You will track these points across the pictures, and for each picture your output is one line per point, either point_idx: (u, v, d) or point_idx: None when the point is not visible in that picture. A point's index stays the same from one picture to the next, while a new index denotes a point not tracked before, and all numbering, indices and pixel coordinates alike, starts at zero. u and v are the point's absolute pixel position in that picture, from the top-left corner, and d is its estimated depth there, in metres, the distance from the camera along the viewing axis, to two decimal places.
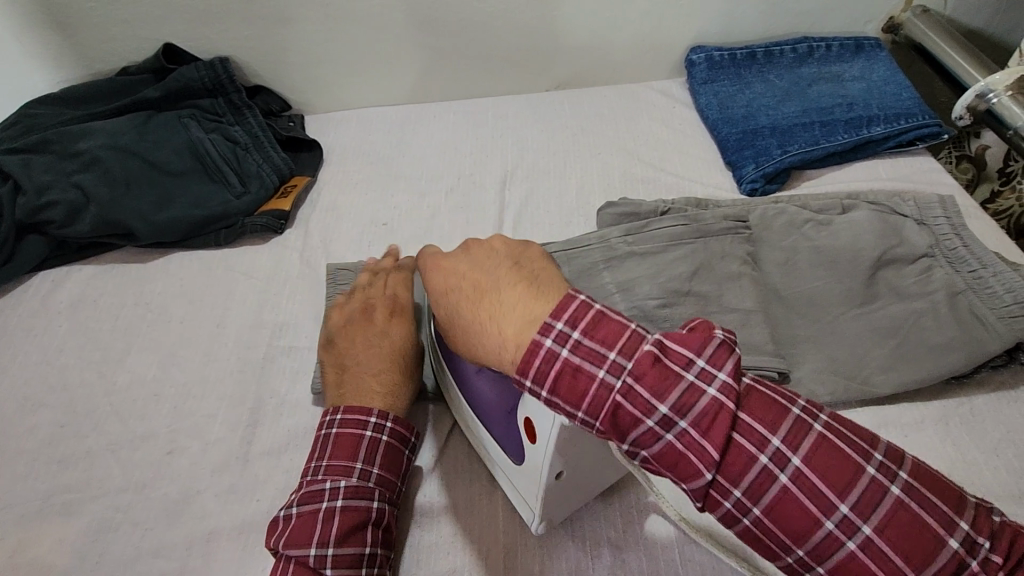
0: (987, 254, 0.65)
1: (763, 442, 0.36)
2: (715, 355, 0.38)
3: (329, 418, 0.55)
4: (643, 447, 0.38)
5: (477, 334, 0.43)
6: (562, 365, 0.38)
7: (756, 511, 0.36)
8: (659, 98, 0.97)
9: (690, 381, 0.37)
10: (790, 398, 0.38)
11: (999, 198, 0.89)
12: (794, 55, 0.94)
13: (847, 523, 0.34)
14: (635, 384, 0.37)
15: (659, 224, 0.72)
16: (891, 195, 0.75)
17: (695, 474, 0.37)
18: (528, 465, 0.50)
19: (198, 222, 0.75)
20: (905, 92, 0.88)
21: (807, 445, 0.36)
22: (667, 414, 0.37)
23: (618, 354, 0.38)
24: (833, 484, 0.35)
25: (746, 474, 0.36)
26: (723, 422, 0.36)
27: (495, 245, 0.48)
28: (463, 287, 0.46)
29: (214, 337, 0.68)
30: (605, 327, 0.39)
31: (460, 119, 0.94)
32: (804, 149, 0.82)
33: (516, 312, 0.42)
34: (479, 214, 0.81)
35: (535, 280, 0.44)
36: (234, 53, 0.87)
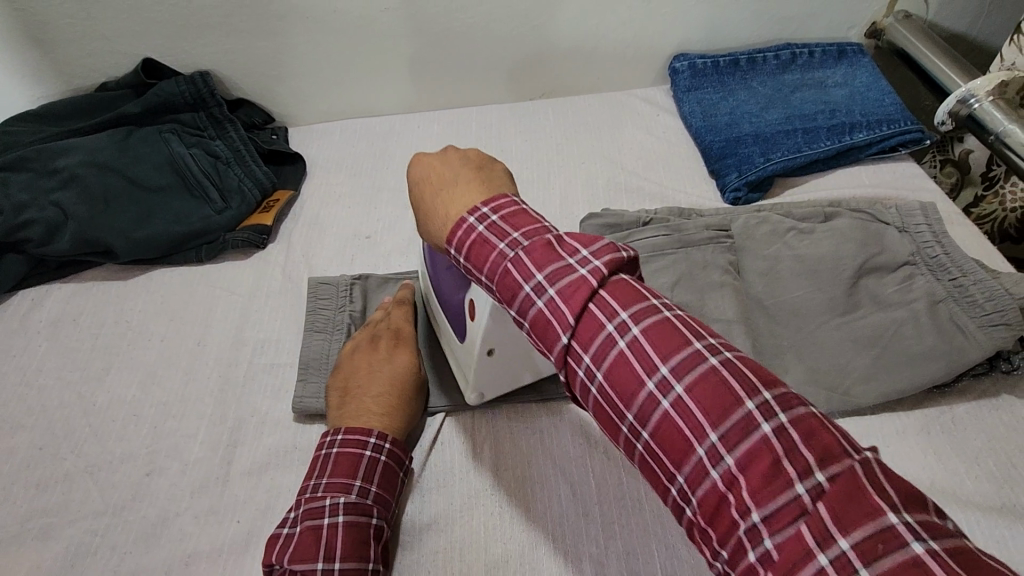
0: (967, 262, 0.65)
1: (613, 311, 0.36)
2: (599, 247, 0.39)
3: (329, 439, 0.54)
4: (520, 315, 0.39)
5: (430, 218, 0.47)
6: (474, 236, 0.42)
7: (598, 375, 0.36)
8: (643, 106, 0.97)
9: (567, 260, 0.38)
10: (655, 293, 0.38)
11: (983, 202, 0.89)
12: (777, 61, 0.94)
13: (666, 386, 0.33)
14: (522, 254, 0.39)
15: (642, 236, 0.72)
16: (873, 203, 0.75)
17: (554, 339, 0.37)
18: (468, 342, 0.58)
19: (179, 239, 0.75)
20: (888, 98, 0.88)
21: (653, 321, 0.35)
22: (540, 281, 0.38)
23: (520, 233, 0.41)
24: (662, 350, 0.34)
25: (592, 339, 0.36)
26: (584, 290, 0.37)
27: (468, 151, 0.50)
28: (428, 178, 0.48)
29: (195, 354, 0.67)
30: (519, 216, 0.42)
31: (444, 129, 0.94)
32: (786, 156, 0.82)
33: (465, 200, 0.45)
34: None
35: (491, 182, 0.46)
36: (215, 67, 0.86)
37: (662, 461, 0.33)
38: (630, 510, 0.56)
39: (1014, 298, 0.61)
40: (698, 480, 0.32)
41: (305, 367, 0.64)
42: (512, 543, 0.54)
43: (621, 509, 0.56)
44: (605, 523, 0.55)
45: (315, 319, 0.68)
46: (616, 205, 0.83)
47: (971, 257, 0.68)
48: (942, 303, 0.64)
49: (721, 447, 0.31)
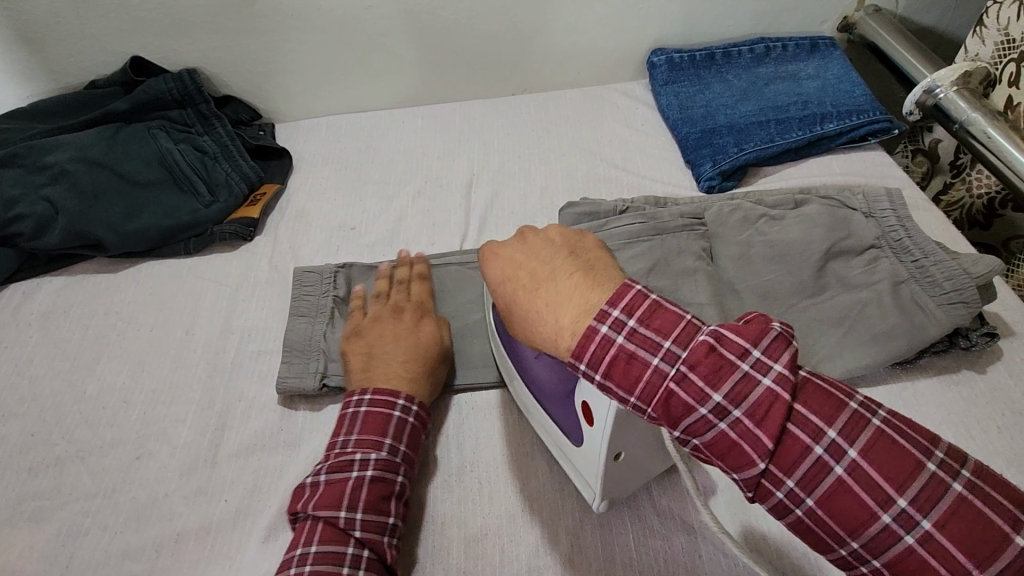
0: (928, 244, 0.68)
1: (817, 432, 0.36)
2: (770, 347, 0.38)
3: (357, 398, 0.58)
4: (695, 435, 0.39)
5: (537, 321, 0.45)
6: (618, 351, 0.40)
7: (809, 502, 0.36)
8: (622, 99, 0.99)
9: (745, 372, 0.38)
10: (848, 393, 0.38)
11: (952, 189, 0.92)
12: (752, 55, 0.96)
13: (904, 516, 0.34)
14: (690, 371, 0.38)
15: (618, 223, 0.74)
16: (842, 190, 0.77)
17: (749, 464, 0.37)
18: (587, 447, 0.53)
19: (167, 232, 0.77)
20: (858, 89, 0.91)
21: (865, 438, 0.36)
22: (721, 403, 0.38)
23: (673, 343, 0.39)
24: (891, 477, 0.35)
25: (798, 464, 0.36)
26: (777, 412, 0.37)
27: (552, 233, 0.50)
28: (518, 277, 0.48)
29: (184, 343, 0.69)
30: (661, 317, 0.40)
31: (428, 124, 0.96)
32: (759, 147, 0.84)
33: (575, 299, 0.43)
34: (445, 217, 0.83)
35: (595, 270, 0.46)
36: (200, 65, 0.88)
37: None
38: None
39: (971, 277, 0.63)
40: None
41: (289, 351, 0.66)
42: (491, 515, 0.57)
43: None
44: (579, 497, 0.57)
45: (300, 304, 0.70)
46: (595, 195, 0.85)
47: (934, 240, 0.70)
48: (904, 285, 0.66)
49: None
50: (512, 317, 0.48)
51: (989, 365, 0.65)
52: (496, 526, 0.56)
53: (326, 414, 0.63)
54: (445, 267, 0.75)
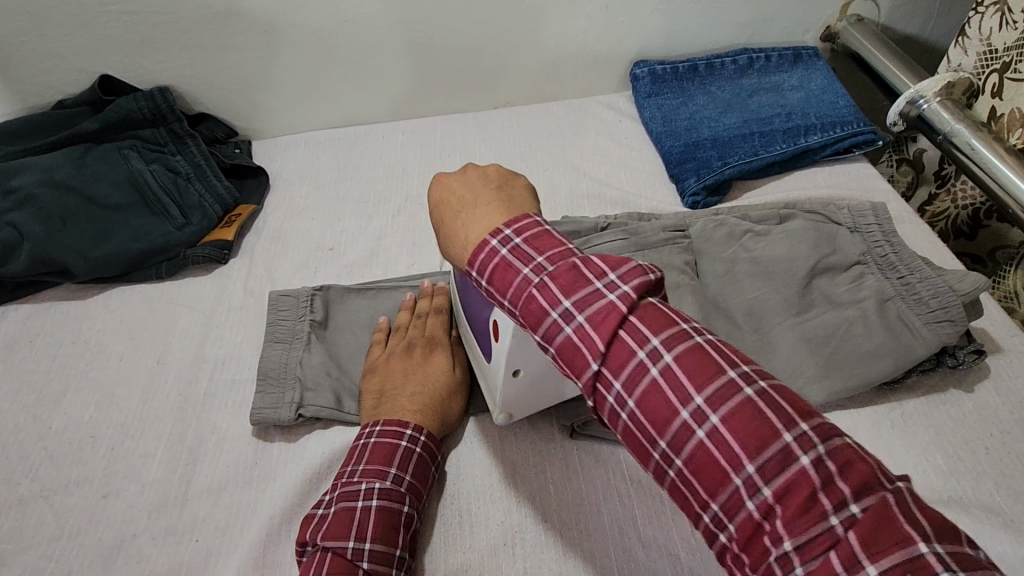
0: (914, 261, 0.67)
1: (643, 339, 0.37)
2: (626, 271, 0.40)
3: (367, 430, 0.57)
4: (548, 341, 0.41)
5: (450, 239, 0.49)
6: (500, 260, 0.43)
7: (630, 404, 0.37)
8: (605, 112, 0.98)
9: (595, 285, 0.40)
10: (683, 319, 0.39)
11: (937, 200, 0.91)
12: (734, 66, 0.95)
13: (699, 413, 0.35)
14: (549, 281, 0.41)
15: (601, 240, 0.73)
16: (826, 204, 0.76)
17: (583, 366, 0.39)
18: (494, 363, 0.57)
19: (139, 256, 0.75)
20: (841, 100, 0.90)
21: (683, 347, 0.37)
22: (568, 307, 0.39)
23: (544, 258, 0.42)
24: (695, 378, 0.35)
25: (624, 366, 0.37)
26: (612, 318, 0.38)
27: (489, 168, 0.52)
28: (449, 201, 0.50)
29: (155, 373, 0.67)
30: (543, 239, 0.43)
31: (409, 139, 0.95)
32: (743, 160, 0.83)
33: (484, 222, 0.46)
34: (425, 235, 0.81)
35: (509, 201, 0.48)
36: (173, 82, 0.86)
37: (695, 489, 0.35)
38: (585, 517, 0.56)
39: (957, 294, 0.63)
40: (734, 508, 0.33)
41: (264, 378, 0.64)
42: (472, 550, 0.55)
43: (578, 517, 0.56)
44: (561, 529, 0.56)
45: (275, 329, 0.68)
46: (578, 211, 0.84)
47: (920, 256, 0.69)
48: (890, 301, 0.65)
49: (757, 478, 0.33)
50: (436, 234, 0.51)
51: (977, 383, 0.64)
52: (476, 563, 0.54)
53: (302, 445, 0.61)
54: None
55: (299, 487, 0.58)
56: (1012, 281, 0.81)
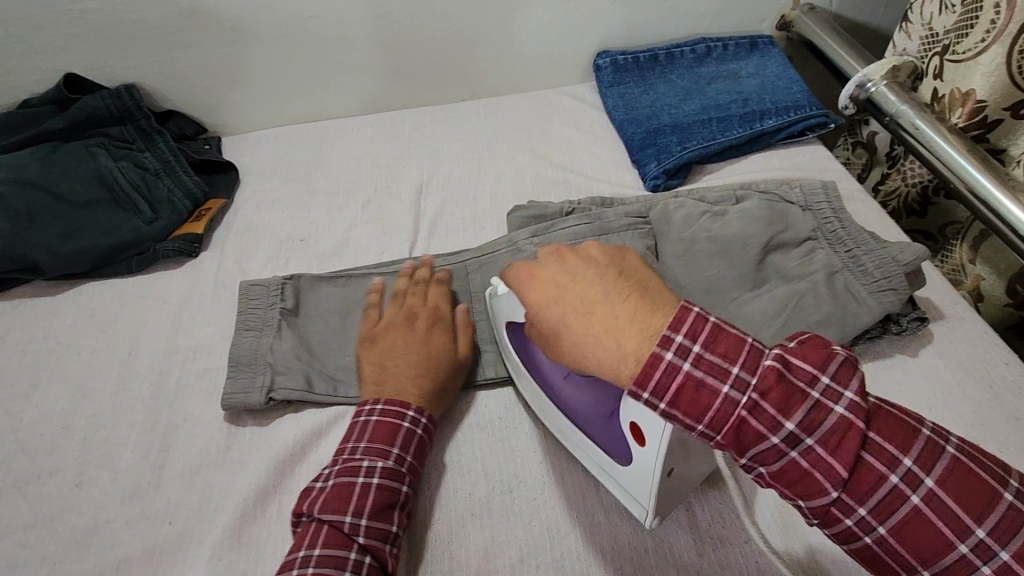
0: (861, 235, 0.70)
1: (892, 462, 0.39)
2: (840, 376, 0.40)
3: (369, 408, 0.59)
4: (767, 463, 0.41)
5: (592, 350, 0.44)
6: (685, 379, 0.40)
7: (881, 529, 0.39)
8: (570, 102, 1.00)
9: (817, 400, 0.40)
10: (915, 422, 0.40)
11: (888, 179, 0.94)
12: (693, 55, 0.98)
13: (974, 543, 0.37)
14: (762, 401, 0.40)
15: (564, 223, 0.76)
16: (779, 184, 0.79)
17: (820, 492, 0.40)
18: (637, 466, 0.52)
19: (108, 251, 0.75)
20: (796, 85, 0.93)
21: (938, 467, 0.39)
22: (796, 432, 0.40)
23: (743, 370, 0.40)
24: (969, 508, 0.37)
25: (874, 492, 0.39)
26: (853, 441, 0.39)
27: (595, 252, 0.49)
28: (570, 302, 0.46)
29: (127, 365, 0.68)
30: (724, 341, 0.41)
31: (378, 132, 0.96)
32: (701, 145, 0.86)
33: (639, 327, 0.42)
34: (394, 224, 0.83)
35: (645, 293, 0.45)
36: (138, 80, 0.87)
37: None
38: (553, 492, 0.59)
39: (899, 264, 0.66)
40: None
41: (235, 365, 0.65)
42: (441, 523, 0.57)
43: (543, 485, 0.59)
44: (527, 498, 0.58)
45: (245, 318, 0.69)
46: (544, 198, 0.86)
47: (867, 230, 0.73)
48: (839, 273, 0.68)
49: None
50: (561, 341, 0.46)
51: (921, 349, 0.67)
52: (445, 531, 0.57)
53: (274, 428, 0.63)
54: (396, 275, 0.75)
55: (273, 468, 0.60)
56: (959, 254, 0.84)
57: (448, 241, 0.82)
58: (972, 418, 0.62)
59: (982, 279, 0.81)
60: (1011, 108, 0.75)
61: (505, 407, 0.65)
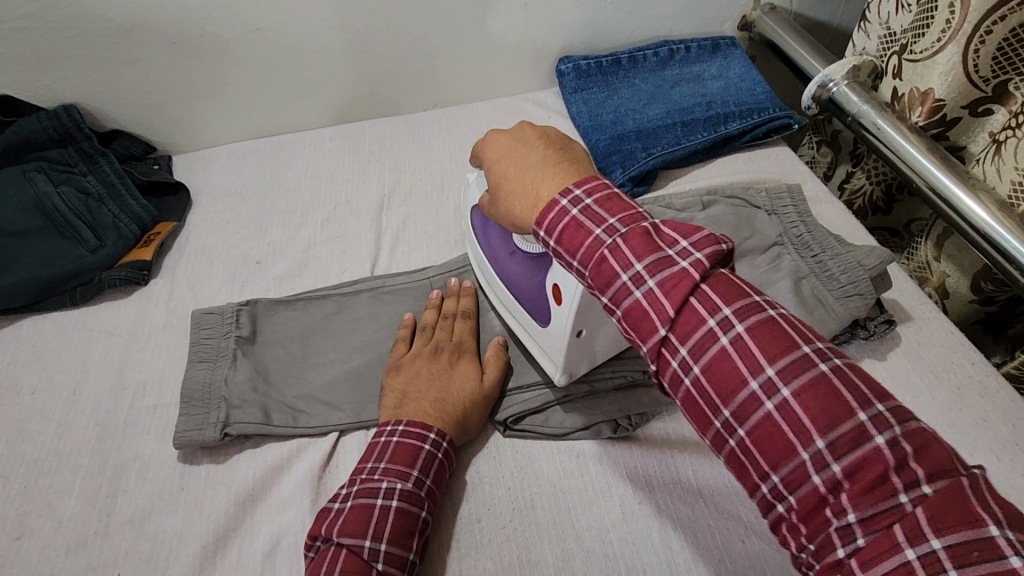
0: (826, 240, 0.69)
1: (716, 309, 0.40)
2: (699, 240, 0.42)
3: (390, 428, 0.57)
4: (617, 304, 0.43)
5: (516, 199, 0.50)
6: (570, 221, 0.45)
7: (696, 368, 0.40)
8: (534, 109, 0.98)
9: (667, 253, 0.42)
10: (756, 291, 0.41)
11: (853, 178, 0.93)
12: (656, 58, 0.97)
13: (770, 385, 0.37)
14: (621, 245, 0.43)
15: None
16: (745, 188, 0.78)
17: (651, 330, 0.41)
18: (553, 326, 0.58)
19: (51, 283, 0.71)
20: (759, 87, 0.93)
21: (754, 319, 0.39)
22: (639, 272, 0.42)
23: (617, 221, 0.44)
24: (766, 350, 0.38)
25: (694, 332, 0.40)
26: (685, 286, 0.41)
27: (547, 132, 0.53)
28: (513, 162, 0.52)
29: (70, 405, 0.64)
30: (613, 202, 0.45)
31: (337, 145, 0.93)
32: (666, 150, 0.85)
33: (553, 183, 0.48)
34: (355, 242, 0.80)
35: (570, 165, 0.50)
36: (79, 100, 0.82)
37: (756, 459, 0.38)
38: (523, 518, 0.57)
39: (863, 269, 0.66)
40: (798, 478, 0.36)
41: (187, 401, 0.62)
42: None
43: (513, 513, 0.57)
44: (496, 527, 0.56)
45: (198, 348, 0.66)
46: None
47: (833, 234, 0.72)
48: (804, 281, 0.68)
49: (826, 452, 0.35)
50: (499, 190, 0.52)
51: (889, 352, 0.67)
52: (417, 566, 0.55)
53: (232, 466, 0.60)
54: (358, 295, 0.72)
55: (231, 511, 0.57)
56: (924, 252, 0.84)
57: (412, 258, 0.79)
58: (941, 421, 0.61)
59: (947, 276, 0.81)
60: (969, 106, 0.75)
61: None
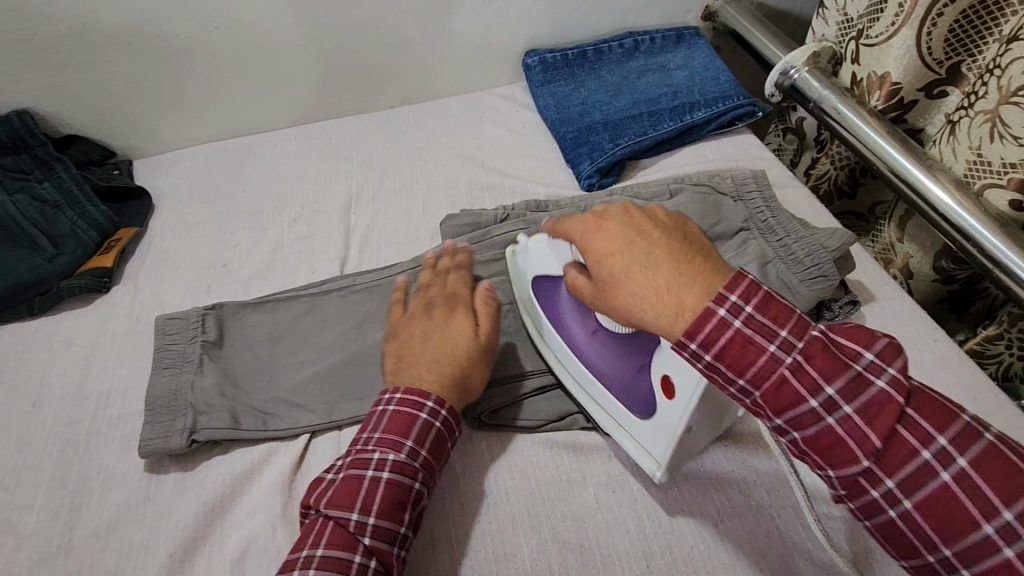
0: (790, 224, 0.70)
1: (928, 438, 0.38)
2: (884, 351, 0.40)
3: (388, 397, 0.56)
4: (801, 428, 0.41)
5: (642, 300, 0.45)
6: (733, 334, 0.41)
7: (907, 503, 0.38)
8: (502, 103, 0.98)
9: (856, 370, 0.40)
10: (959, 407, 0.39)
11: (818, 163, 0.95)
12: (621, 49, 0.98)
13: (1007, 531, 0.36)
14: (805, 362, 0.40)
15: (499, 233, 0.75)
16: (711, 176, 0.79)
17: (850, 461, 0.39)
18: (659, 419, 0.54)
19: (6, 294, 0.69)
20: (723, 75, 0.93)
21: (975, 451, 0.38)
22: (833, 397, 0.40)
23: (788, 333, 0.41)
24: (998, 489, 0.37)
25: (904, 465, 0.38)
26: (888, 412, 0.39)
27: (659, 215, 0.48)
28: (632, 254, 0.46)
29: (29, 419, 0.62)
30: (774, 306, 0.41)
31: (303, 145, 0.92)
32: (633, 140, 0.85)
33: (691, 286, 0.43)
34: (324, 242, 0.79)
35: (703, 260, 0.45)
36: (31, 105, 0.80)
37: None
38: (498, 512, 0.57)
39: (826, 250, 0.67)
40: None
41: (152, 409, 0.61)
42: None
43: (488, 508, 0.57)
44: (470, 522, 0.56)
45: (162, 355, 0.64)
46: (479, 204, 0.84)
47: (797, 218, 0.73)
48: (769, 270, 0.68)
49: None
50: (614, 288, 0.47)
51: None
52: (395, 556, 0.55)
53: (200, 473, 0.59)
54: (327, 295, 0.71)
55: (200, 518, 0.56)
56: (888, 234, 0.86)
57: (381, 257, 0.78)
58: None
59: (910, 257, 0.82)
60: (924, 89, 0.76)
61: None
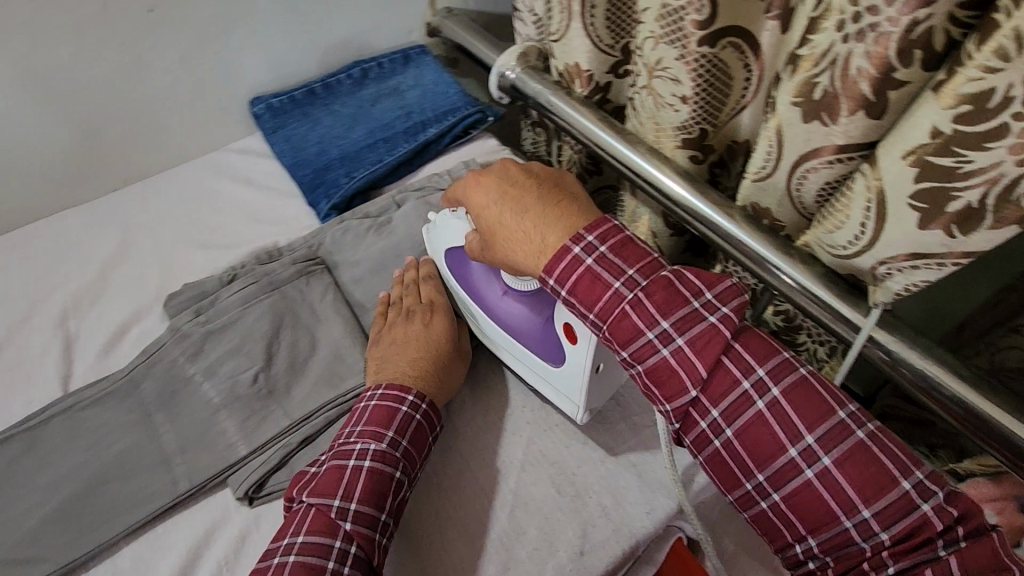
0: None
1: (747, 369, 0.52)
2: (723, 294, 0.54)
3: (370, 392, 0.63)
4: (643, 360, 0.54)
5: (515, 247, 0.60)
6: (585, 271, 0.55)
7: (729, 431, 0.52)
8: (237, 159, 0.93)
9: (694, 308, 0.53)
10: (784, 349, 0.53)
11: (564, 150, 1.01)
12: (351, 80, 0.97)
13: (810, 454, 0.49)
14: (645, 299, 0.54)
15: (228, 293, 0.73)
16: (432, 175, 0.88)
17: (683, 392, 0.53)
18: (569, 366, 0.62)
19: None
20: (452, 88, 0.96)
21: (786, 381, 0.51)
22: (671, 334, 0.53)
23: (636, 273, 0.55)
24: (804, 418, 0.50)
25: (726, 394, 0.52)
26: (715, 347, 0.52)
27: (536, 174, 0.63)
28: (508, 205, 0.61)
29: None
30: (628, 251, 0.56)
31: (17, 258, 0.80)
32: (369, 171, 0.86)
33: (559, 232, 0.58)
34: (44, 364, 0.71)
35: (570, 211, 0.59)
36: None
37: (790, 517, 0.50)
38: None
39: None
40: (833, 536, 0.49)
41: None
42: None
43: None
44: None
45: None
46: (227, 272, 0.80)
47: None
48: None
49: (865, 515, 0.47)
50: (495, 234, 0.62)
51: None
52: None
53: None
54: (47, 424, 0.64)
55: None
56: (629, 202, 0.93)
57: (118, 360, 0.72)
58: None
59: (648, 219, 0.90)
60: (611, 70, 0.84)
61: (210, 519, 0.62)
